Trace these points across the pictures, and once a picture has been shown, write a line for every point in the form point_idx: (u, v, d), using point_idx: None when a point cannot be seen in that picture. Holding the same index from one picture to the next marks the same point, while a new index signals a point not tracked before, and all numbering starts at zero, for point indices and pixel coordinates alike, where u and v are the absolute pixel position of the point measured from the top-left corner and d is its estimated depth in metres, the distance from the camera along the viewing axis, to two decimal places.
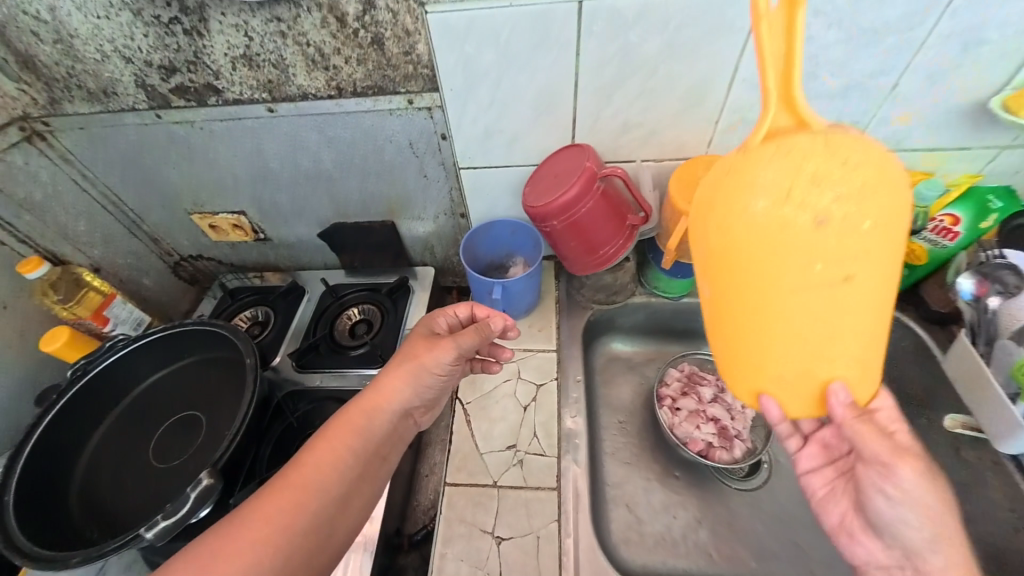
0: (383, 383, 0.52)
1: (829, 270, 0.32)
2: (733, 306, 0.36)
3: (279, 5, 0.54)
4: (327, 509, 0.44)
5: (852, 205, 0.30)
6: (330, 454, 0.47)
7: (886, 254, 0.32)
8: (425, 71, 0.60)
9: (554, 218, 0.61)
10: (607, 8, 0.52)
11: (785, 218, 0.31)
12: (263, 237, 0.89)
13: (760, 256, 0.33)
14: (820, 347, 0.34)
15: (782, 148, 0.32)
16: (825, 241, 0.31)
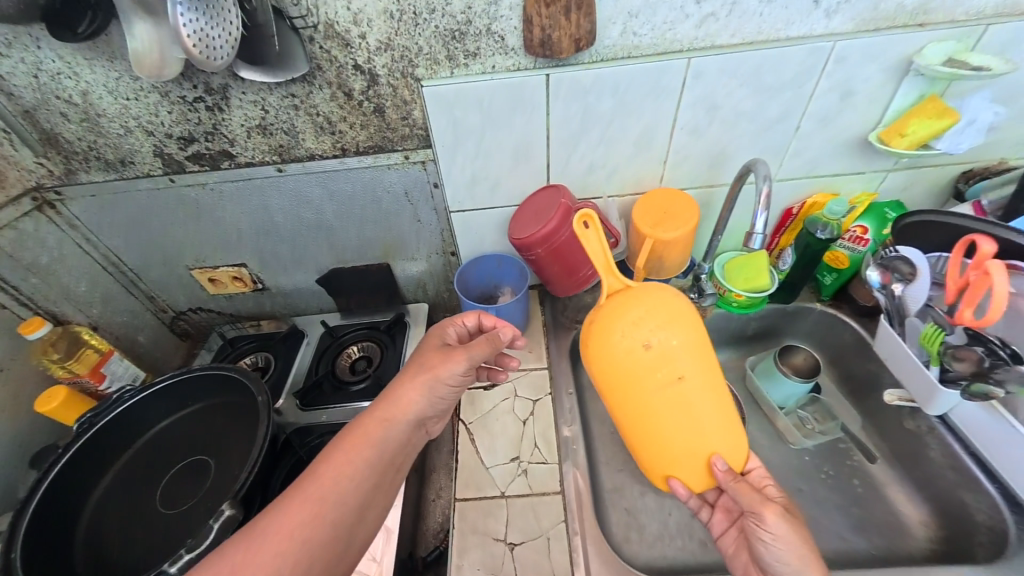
0: (397, 397, 0.54)
1: (666, 378, 0.46)
2: (626, 422, 0.50)
3: (294, 84, 0.64)
4: (344, 520, 0.47)
5: (667, 341, 0.47)
6: (345, 467, 0.49)
7: (703, 362, 0.48)
8: (420, 132, 0.70)
9: (538, 246, 0.71)
10: (569, 78, 0.64)
11: (631, 361, 0.47)
12: (261, 287, 0.94)
13: (625, 385, 0.48)
14: (689, 435, 0.48)
15: (616, 313, 0.49)
16: (657, 359, 0.46)
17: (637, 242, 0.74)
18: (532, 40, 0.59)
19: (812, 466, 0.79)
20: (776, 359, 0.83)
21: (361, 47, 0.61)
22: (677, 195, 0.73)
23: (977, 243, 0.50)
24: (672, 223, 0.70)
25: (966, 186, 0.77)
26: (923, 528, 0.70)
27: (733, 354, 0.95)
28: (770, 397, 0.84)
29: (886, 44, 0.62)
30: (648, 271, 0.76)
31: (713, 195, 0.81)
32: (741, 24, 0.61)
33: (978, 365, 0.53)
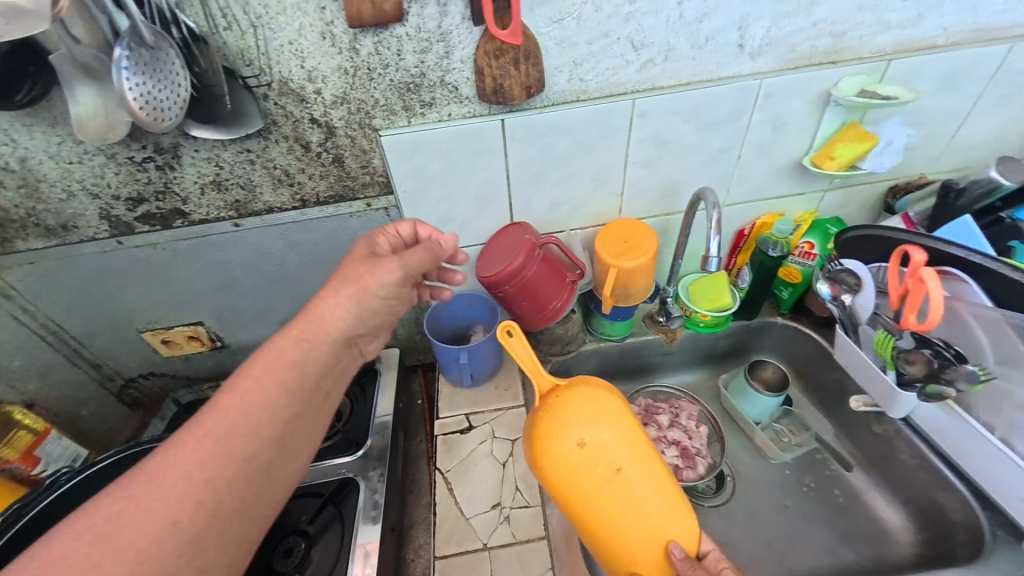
0: (317, 316, 0.49)
1: (604, 471, 0.52)
2: (581, 518, 0.53)
3: (249, 140, 0.64)
4: (258, 460, 0.43)
5: (599, 434, 0.52)
6: (255, 394, 0.44)
7: (635, 447, 0.53)
8: (381, 179, 0.71)
9: (506, 283, 0.71)
10: (525, 122, 0.67)
11: (572, 458, 0.52)
12: (221, 345, 0.89)
13: (571, 481, 0.52)
14: (638, 521, 0.52)
15: (550, 413, 0.55)
16: (594, 455, 0.52)
17: (602, 272, 0.75)
18: (485, 89, 0.62)
19: (792, 480, 0.80)
20: (746, 375, 0.85)
21: (317, 102, 0.62)
22: (636, 225, 0.75)
23: (911, 254, 0.53)
24: (634, 252, 0.72)
25: (895, 200, 0.85)
26: (904, 532, 0.71)
27: (706, 374, 0.97)
28: (746, 413, 0.85)
29: (806, 81, 0.69)
30: (616, 298, 0.77)
31: (670, 222, 0.84)
32: (677, 67, 0.66)
33: (929, 367, 0.55)
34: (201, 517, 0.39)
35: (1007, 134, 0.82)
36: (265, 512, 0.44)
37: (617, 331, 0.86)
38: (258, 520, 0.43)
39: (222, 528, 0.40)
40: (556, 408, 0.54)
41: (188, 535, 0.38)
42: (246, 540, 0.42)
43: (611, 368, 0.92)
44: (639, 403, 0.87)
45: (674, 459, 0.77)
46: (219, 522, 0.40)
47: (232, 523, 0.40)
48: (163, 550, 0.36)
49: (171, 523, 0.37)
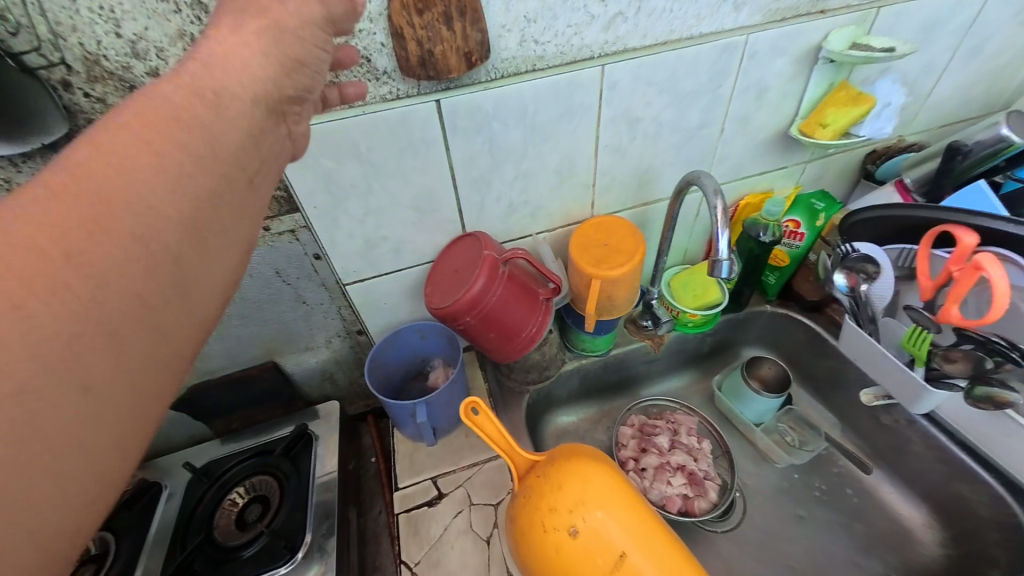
0: (231, 55, 0.30)
1: (604, 564, 0.41)
2: None
3: (57, 152, 0.43)
4: (168, 248, 0.25)
5: (589, 516, 0.43)
6: (142, 151, 0.26)
7: (639, 526, 0.42)
8: (279, 193, 0.52)
9: (465, 316, 0.55)
10: (466, 103, 0.51)
11: (561, 550, 0.43)
12: None
13: None
14: None
15: (530, 500, 0.46)
16: (588, 546, 0.42)
17: (580, 284, 0.61)
18: (408, 60, 0.45)
19: (803, 486, 0.72)
20: (743, 376, 0.75)
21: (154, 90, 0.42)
22: (614, 223, 0.62)
23: (958, 236, 0.45)
24: (617, 258, 0.59)
25: (875, 167, 0.78)
26: (929, 531, 0.65)
27: (694, 376, 0.87)
28: (744, 416, 0.77)
29: (792, 38, 0.58)
30: (599, 312, 0.64)
31: (647, 213, 0.72)
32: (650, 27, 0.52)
33: (976, 368, 0.48)
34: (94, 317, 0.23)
35: (977, 90, 0.77)
36: (185, 344, 0.27)
37: (600, 346, 0.74)
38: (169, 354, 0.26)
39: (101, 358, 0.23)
40: (536, 493, 0.46)
41: (59, 348, 0.21)
42: (161, 370, 0.25)
43: (595, 387, 0.80)
44: (632, 423, 0.75)
45: (681, 489, 0.67)
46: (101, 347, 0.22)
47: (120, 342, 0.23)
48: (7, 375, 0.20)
49: (19, 316, 0.20)
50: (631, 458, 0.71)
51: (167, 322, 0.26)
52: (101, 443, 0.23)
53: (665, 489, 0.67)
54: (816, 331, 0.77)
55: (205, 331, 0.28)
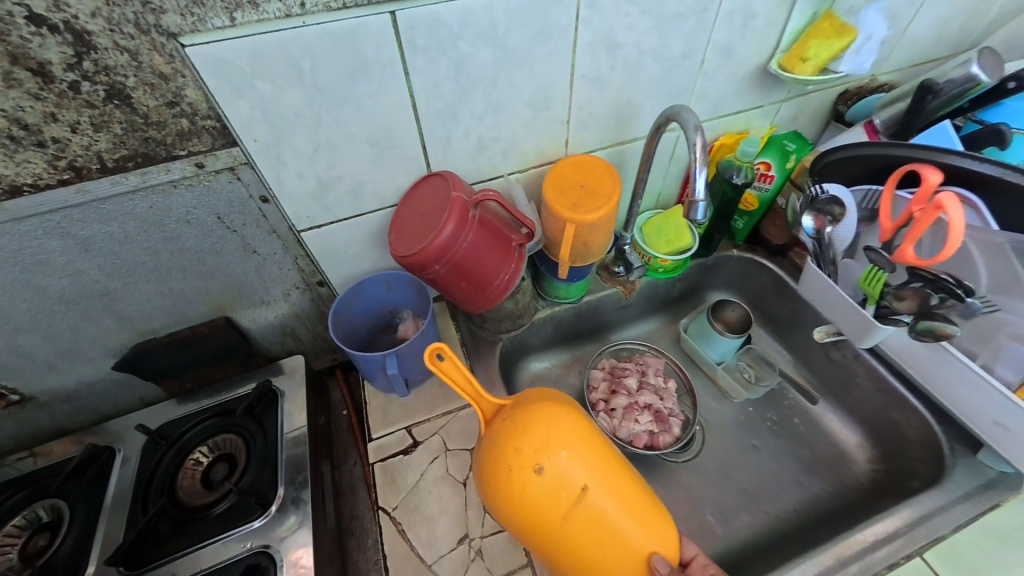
0: None
1: (565, 498, 0.42)
2: (547, 552, 0.45)
3: None
4: None
5: (553, 457, 0.42)
6: None
7: (598, 463, 0.43)
8: (210, 123, 0.45)
9: (434, 264, 0.52)
10: (427, 17, 0.44)
11: (524, 489, 0.42)
12: (16, 399, 0.59)
13: (529, 517, 0.43)
14: (616, 545, 0.43)
15: (493, 443, 0.45)
16: (551, 483, 0.42)
17: (555, 228, 0.59)
18: None
19: (756, 418, 0.77)
20: (708, 318, 0.77)
21: None
22: (587, 162, 0.59)
23: (924, 176, 0.46)
24: (591, 200, 0.56)
25: (846, 108, 0.77)
26: (862, 451, 0.72)
27: (663, 321, 0.89)
28: (707, 356, 0.80)
29: None
30: (574, 257, 0.62)
31: (623, 154, 0.69)
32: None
33: (923, 303, 0.50)
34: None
35: (952, 26, 0.75)
36: None
37: (573, 293, 0.73)
38: None
39: None
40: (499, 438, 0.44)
41: None
42: None
43: (567, 334, 0.81)
44: (603, 367, 0.77)
45: (649, 425, 0.70)
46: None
47: None
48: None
49: None
50: (601, 400, 0.73)
51: None
52: None
53: (633, 428, 0.70)
54: (780, 275, 0.80)
55: None
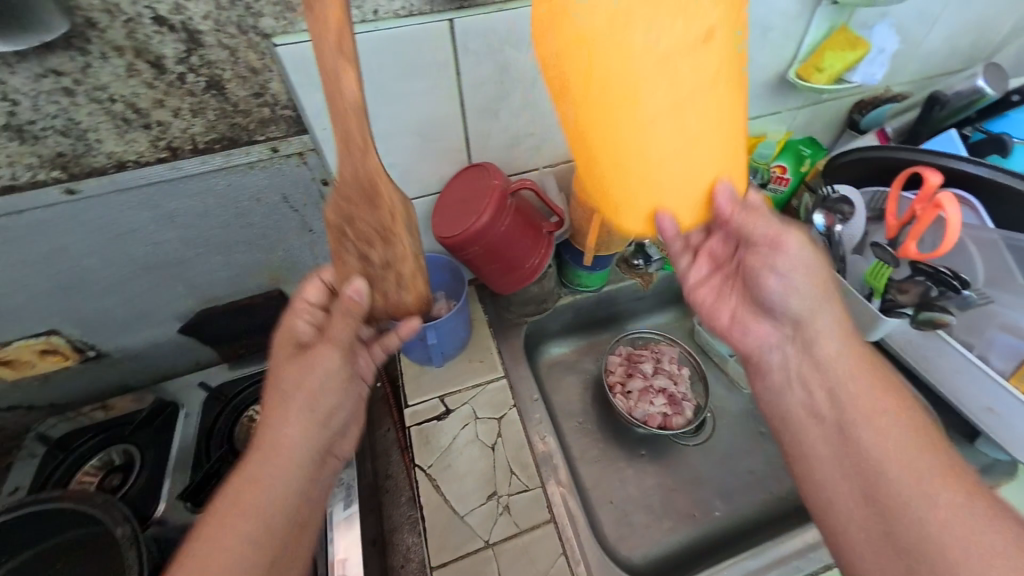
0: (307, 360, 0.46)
1: (689, 38, 0.30)
2: (596, 138, 0.34)
3: (53, 54, 0.40)
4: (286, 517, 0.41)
5: (685, 14, 0.29)
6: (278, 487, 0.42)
7: (731, 50, 0.32)
8: (287, 113, 0.51)
9: (473, 244, 0.58)
10: (479, 24, 0.50)
11: (623, 32, 0.30)
12: (94, 355, 0.66)
13: (612, 66, 0.31)
14: (693, 153, 0.34)
15: None
16: (664, 55, 0.30)
17: (582, 217, 0.64)
18: None
19: None
20: None
21: None
22: None
23: (926, 177, 0.51)
24: None
25: (860, 116, 0.81)
26: None
27: (676, 313, 0.93)
28: (720, 347, 0.84)
29: None
30: (598, 246, 0.68)
31: None
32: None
33: (924, 296, 0.54)
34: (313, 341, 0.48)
35: (963, 42, 0.79)
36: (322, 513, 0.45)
37: (594, 282, 0.78)
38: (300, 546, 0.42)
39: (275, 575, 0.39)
40: None
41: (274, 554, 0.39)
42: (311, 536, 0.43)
43: (585, 321, 0.86)
44: (620, 353, 0.81)
45: (662, 408, 0.75)
46: (286, 549, 0.40)
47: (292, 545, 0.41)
48: (231, 540, 0.38)
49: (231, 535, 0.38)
50: (618, 383, 0.78)
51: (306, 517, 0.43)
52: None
53: (647, 408, 0.75)
54: None
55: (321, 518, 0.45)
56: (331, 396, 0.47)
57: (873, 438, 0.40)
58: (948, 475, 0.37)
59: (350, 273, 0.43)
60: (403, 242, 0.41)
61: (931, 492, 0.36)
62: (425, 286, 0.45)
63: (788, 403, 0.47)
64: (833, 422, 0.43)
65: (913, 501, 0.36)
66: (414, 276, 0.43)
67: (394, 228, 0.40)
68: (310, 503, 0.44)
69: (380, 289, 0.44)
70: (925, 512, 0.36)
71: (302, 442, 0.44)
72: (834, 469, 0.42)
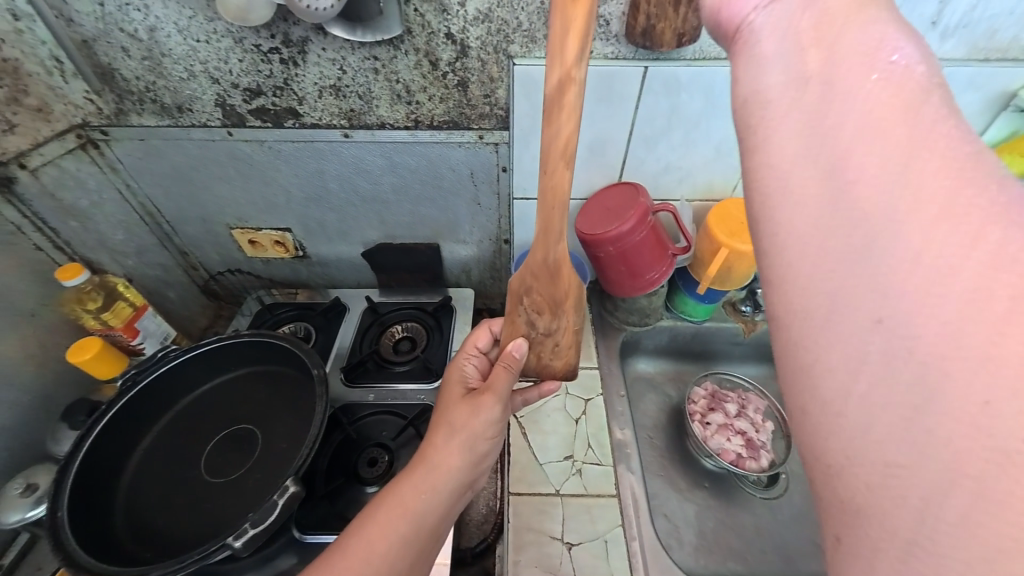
0: (483, 411, 0.56)
1: None
2: None
3: (379, 46, 0.60)
4: (453, 463, 0.53)
5: None
6: (455, 439, 0.54)
7: None
8: (499, 112, 0.67)
9: (609, 245, 0.69)
10: (667, 73, 0.62)
11: None
12: (302, 254, 0.90)
13: None
14: None
15: None
16: None
17: (708, 249, 0.73)
18: (634, 28, 0.57)
19: None
20: None
21: (457, 15, 0.57)
22: None
23: None
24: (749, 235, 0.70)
25: None
26: None
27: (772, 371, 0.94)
28: None
29: None
30: (715, 279, 0.75)
31: None
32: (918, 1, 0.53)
33: None
34: (478, 383, 0.62)
35: None
36: (475, 468, 0.55)
37: (698, 313, 0.84)
38: (447, 486, 0.52)
39: (427, 501, 0.51)
40: None
41: (432, 475, 0.52)
42: (460, 495, 0.54)
43: (677, 349, 0.91)
44: (706, 388, 0.85)
45: (737, 447, 0.78)
46: (438, 474, 0.52)
47: (443, 480, 0.52)
48: (388, 537, 0.47)
49: (431, 452, 0.53)
50: (698, 412, 0.82)
51: (460, 462, 0.53)
52: (428, 519, 0.50)
53: (723, 442, 0.79)
54: None
55: (472, 473, 0.55)
56: (503, 379, 0.57)
57: (860, 79, 0.25)
58: (959, 166, 0.22)
59: (517, 334, 0.58)
60: (567, 315, 0.56)
61: (902, 222, 0.22)
62: (573, 355, 0.59)
63: (768, 76, 0.28)
64: (813, 79, 0.26)
65: (902, 222, 0.22)
66: (570, 343, 0.59)
67: (563, 304, 0.56)
68: (475, 449, 0.55)
69: (538, 351, 0.59)
70: (918, 236, 0.22)
71: (458, 459, 0.53)
72: (795, 158, 0.26)
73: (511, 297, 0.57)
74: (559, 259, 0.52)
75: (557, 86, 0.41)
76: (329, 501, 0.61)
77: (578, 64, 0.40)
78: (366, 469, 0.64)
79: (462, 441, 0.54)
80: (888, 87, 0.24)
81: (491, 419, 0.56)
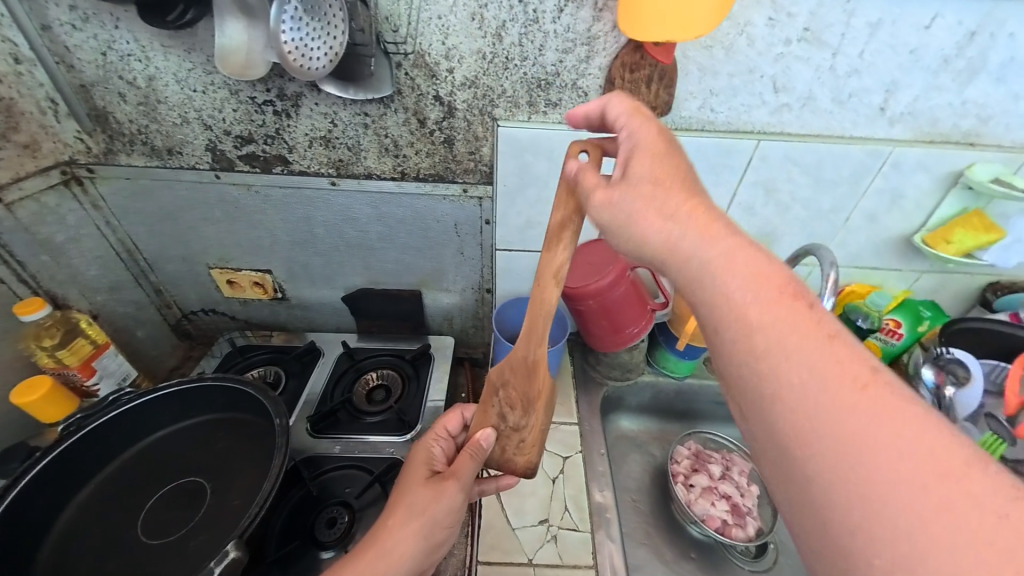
0: (447, 497, 0.51)
1: None
2: None
3: (370, 103, 0.63)
4: (403, 552, 0.48)
5: None
6: (410, 525, 0.49)
7: None
8: (484, 168, 0.70)
9: (588, 300, 0.69)
10: None
11: None
12: (281, 296, 0.88)
13: None
14: None
15: None
16: None
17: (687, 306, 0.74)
18: None
19: None
20: None
21: (446, 80, 0.61)
22: None
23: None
24: None
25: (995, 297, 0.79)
26: None
27: None
28: None
29: None
30: (695, 336, 0.75)
31: None
32: (882, 64, 0.58)
33: None
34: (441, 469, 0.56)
35: None
36: (423, 563, 0.50)
37: (680, 370, 0.83)
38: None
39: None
40: None
41: (376, 560, 0.47)
42: None
43: (660, 406, 0.90)
44: (689, 447, 0.83)
45: (724, 513, 0.75)
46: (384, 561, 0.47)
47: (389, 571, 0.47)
48: None
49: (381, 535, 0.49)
50: (681, 473, 0.79)
51: (408, 553, 0.48)
52: None
53: (708, 508, 0.75)
54: None
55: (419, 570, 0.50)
56: (468, 462, 0.53)
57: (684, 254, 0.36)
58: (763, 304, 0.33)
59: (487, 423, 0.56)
60: (537, 414, 0.55)
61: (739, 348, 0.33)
62: (535, 454, 0.57)
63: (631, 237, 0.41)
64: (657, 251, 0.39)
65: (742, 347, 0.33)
66: (531, 445, 0.57)
67: (535, 402, 0.55)
68: (429, 537, 0.49)
69: (503, 445, 0.57)
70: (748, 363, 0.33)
71: (410, 548, 0.48)
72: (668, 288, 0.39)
73: (487, 385, 0.56)
74: (538, 359, 0.52)
75: (559, 222, 0.45)
76: (280, 567, 0.55)
77: (580, 210, 0.44)
78: (323, 531, 0.59)
79: (418, 526, 0.49)
80: (691, 264, 0.36)
81: (450, 505, 0.51)
